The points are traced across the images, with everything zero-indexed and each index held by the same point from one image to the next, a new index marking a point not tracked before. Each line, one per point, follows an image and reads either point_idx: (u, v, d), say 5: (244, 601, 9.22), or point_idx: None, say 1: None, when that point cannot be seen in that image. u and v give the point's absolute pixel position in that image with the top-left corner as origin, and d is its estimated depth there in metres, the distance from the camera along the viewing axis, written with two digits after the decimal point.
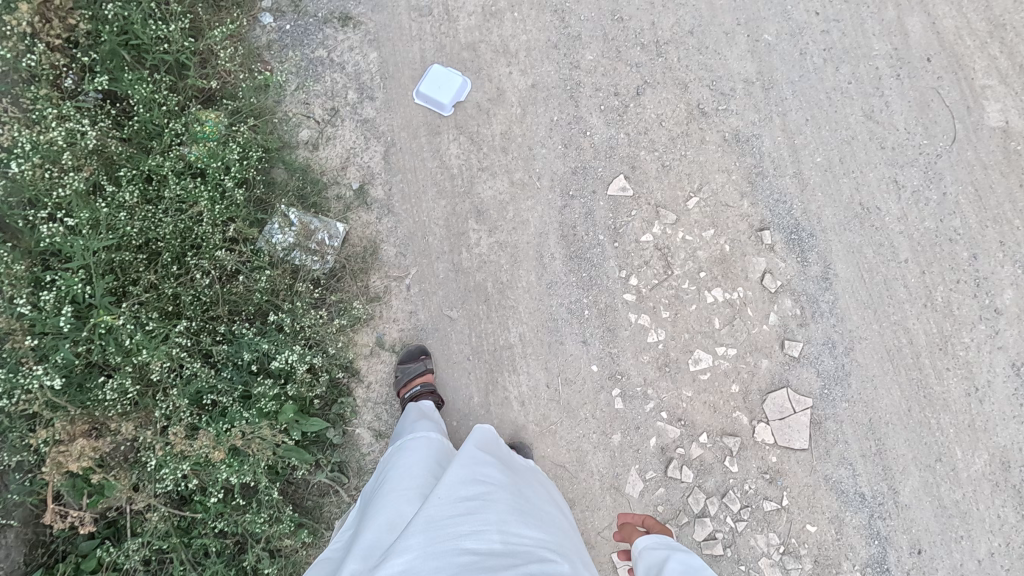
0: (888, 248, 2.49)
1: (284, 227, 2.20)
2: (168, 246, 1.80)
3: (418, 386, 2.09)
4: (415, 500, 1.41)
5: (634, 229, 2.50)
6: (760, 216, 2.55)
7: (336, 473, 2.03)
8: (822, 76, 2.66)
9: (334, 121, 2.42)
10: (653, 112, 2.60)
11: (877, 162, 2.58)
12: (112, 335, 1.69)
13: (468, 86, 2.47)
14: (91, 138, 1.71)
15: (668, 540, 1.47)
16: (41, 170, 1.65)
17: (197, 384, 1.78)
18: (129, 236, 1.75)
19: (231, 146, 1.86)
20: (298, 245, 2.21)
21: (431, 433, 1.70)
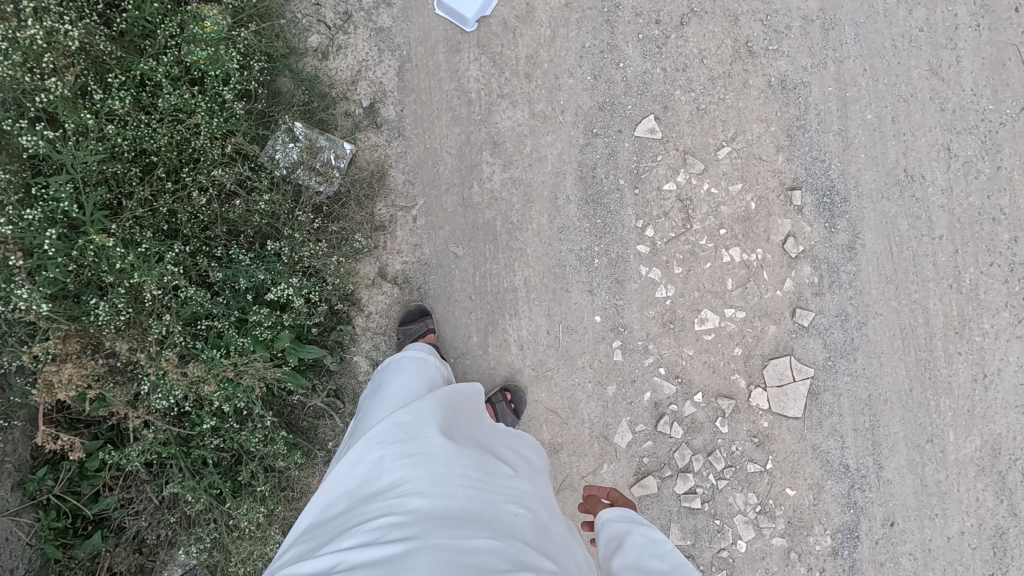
0: (924, 222, 2.34)
1: (286, 143, 2.07)
2: (162, 159, 1.70)
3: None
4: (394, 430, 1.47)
5: (657, 176, 2.36)
6: (794, 173, 2.38)
7: (331, 399, 2.06)
8: (889, 21, 2.38)
9: (346, 27, 2.22)
10: (696, 47, 2.36)
11: (933, 125, 2.36)
12: (103, 252, 1.62)
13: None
14: (76, 36, 1.56)
15: (629, 511, 1.45)
16: (22, 69, 1.52)
17: (191, 308, 1.75)
18: (121, 147, 1.65)
19: (232, 53, 1.73)
20: (303, 162, 2.09)
21: (422, 357, 1.72)
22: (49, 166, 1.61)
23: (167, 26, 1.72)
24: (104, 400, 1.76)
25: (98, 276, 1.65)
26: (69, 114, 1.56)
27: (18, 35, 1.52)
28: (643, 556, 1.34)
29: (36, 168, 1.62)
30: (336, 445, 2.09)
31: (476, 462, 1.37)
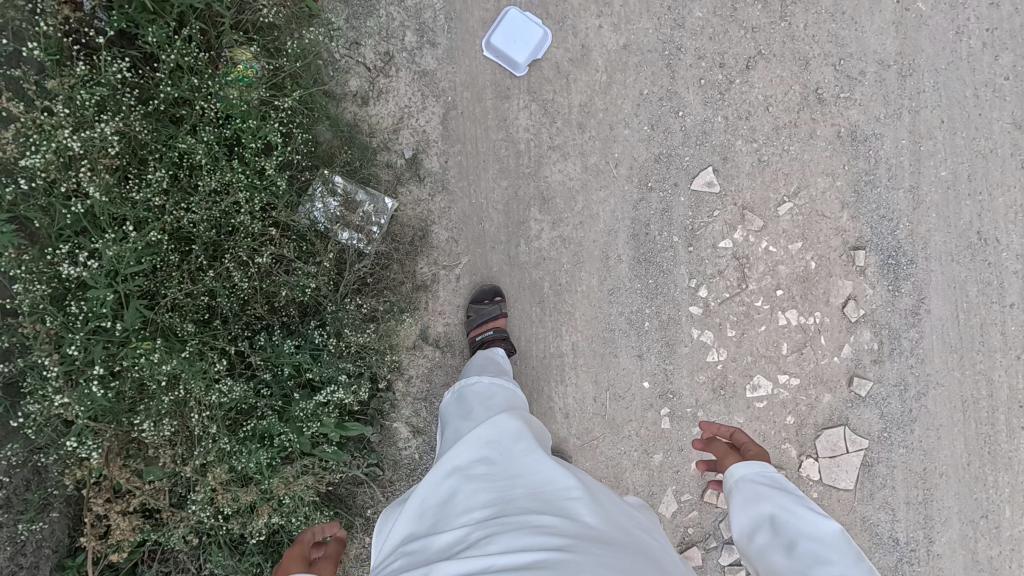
0: (995, 289, 2.21)
1: (325, 198, 1.91)
2: (203, 243, 1.60)
3: (492, 331, 1.99)
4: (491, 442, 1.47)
5: (713, 232, 2.22)
6: (858, 233, 2.24)
7: (372, 469, 1.99)
8: (973, 67, 2.19)
9: (388, 69, 2.06)
10: (761, 93, 2.18)
11: (1013, 184, 2.20)
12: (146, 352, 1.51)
13: (548, 41, 2.06)
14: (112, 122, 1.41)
15: (767, 470, 1.49)
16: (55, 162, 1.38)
17: (235, 401, 1.65)
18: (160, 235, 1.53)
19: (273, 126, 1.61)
20: (341, 218, 1.94)
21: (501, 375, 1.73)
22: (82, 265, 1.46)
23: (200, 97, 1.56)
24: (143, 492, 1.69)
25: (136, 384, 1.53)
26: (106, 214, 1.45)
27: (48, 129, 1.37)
28: (791, 515, 1.35)
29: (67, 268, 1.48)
30: (376, 514, 2.03)
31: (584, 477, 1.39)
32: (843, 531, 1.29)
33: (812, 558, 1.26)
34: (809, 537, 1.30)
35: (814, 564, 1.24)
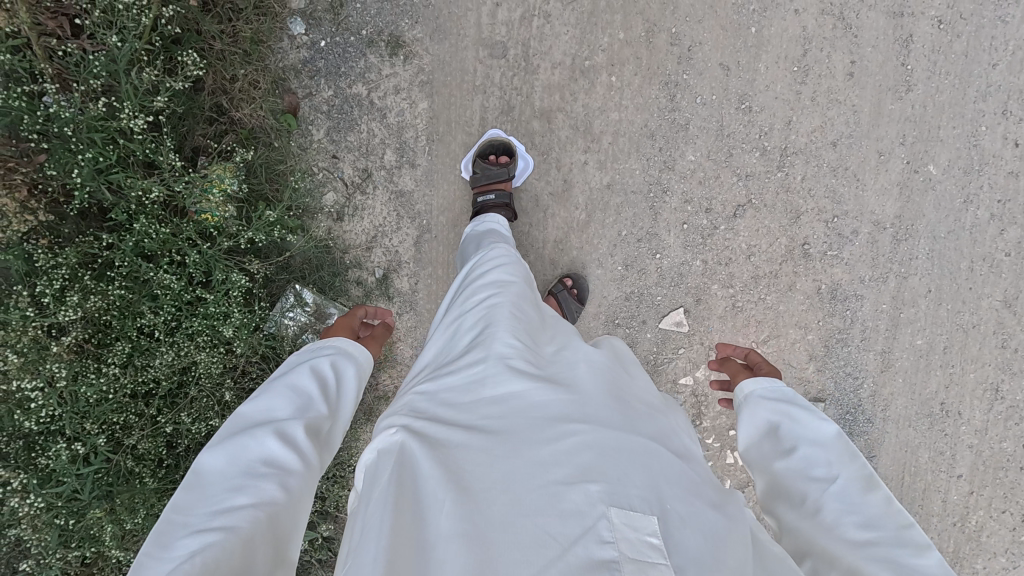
0: (946, 458, 2.23)
1: (296, 308, 1.95)
2: (164, 386, 1.63)
3: (493, 194, 1.91)
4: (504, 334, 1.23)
5: (675, 368, 2.24)
6: (821, 386, 2.23)
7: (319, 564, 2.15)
8: (975, 238, 2.08)
9: (365, 186, 2.03)
10: (745, 242, 2.11)
11: (988, 361, 2.16)
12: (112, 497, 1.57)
13: (530, 169, 2.00)
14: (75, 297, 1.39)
15: (779, 384, 1.20)
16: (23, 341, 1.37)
17: None
18: (123, 387, 1.55)
19: (235, 277, 1.61)
20: (310, 327, 1.97)
21: (501, 261, 1.50)
22: (45, 444, 1.49)
23: (161, 273, 1.54)
24: None
25: (97, 546, 1.59)
26: (68, 400, 1.47)
27: (9, 334, 1.38)
28: (787, 417, 1.11)
29: (28, 445, 1.51)
30: None
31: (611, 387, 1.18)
32: (840, 431, 1.06)
33: (805, 463, 1.03)
34: (808, 447, 1.05)
35: (804, 470, 1.02)
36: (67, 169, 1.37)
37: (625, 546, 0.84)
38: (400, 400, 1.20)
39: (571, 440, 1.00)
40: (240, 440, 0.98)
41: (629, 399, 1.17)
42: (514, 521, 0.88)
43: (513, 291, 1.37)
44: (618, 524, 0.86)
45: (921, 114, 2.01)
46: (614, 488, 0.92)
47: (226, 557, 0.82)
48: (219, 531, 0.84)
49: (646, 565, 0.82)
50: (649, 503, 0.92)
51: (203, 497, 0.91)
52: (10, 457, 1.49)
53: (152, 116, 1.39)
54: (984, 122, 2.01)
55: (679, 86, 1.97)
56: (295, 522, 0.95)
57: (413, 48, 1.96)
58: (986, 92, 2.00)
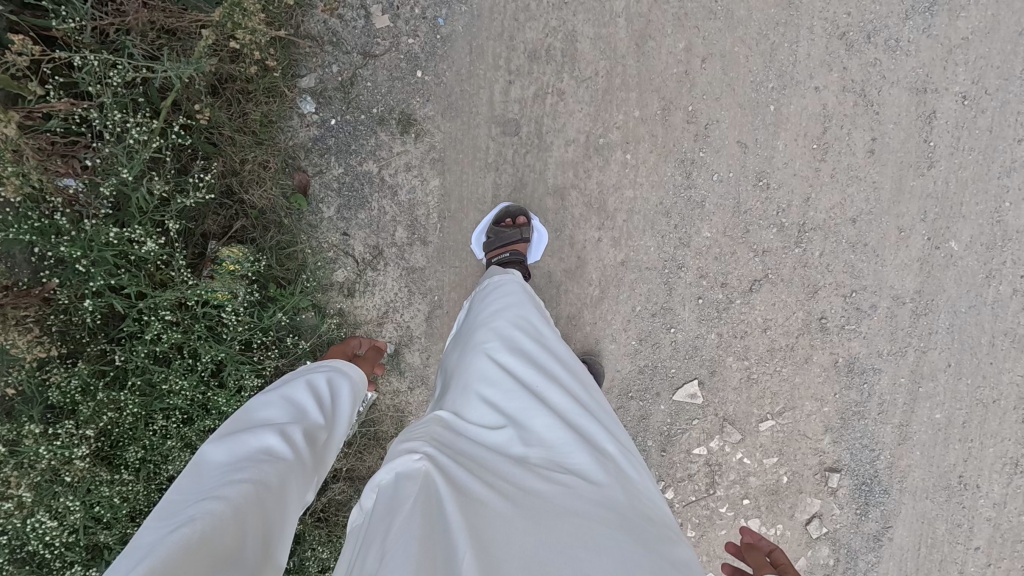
0: (963, 530, 2.21)
1: None
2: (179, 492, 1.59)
3: (509, 253, 1.84)
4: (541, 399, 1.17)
5: (689, 439, 2.22)
6: (837, 456, 2.21)
7: None
8: (996, 313, 2.05)
9: (376, 263, 2.01)
10: (761, 315, 2.08)
11: (1007, 435, 2.13)
12: None
13: (546, 237, 1.96)
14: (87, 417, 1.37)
15: None
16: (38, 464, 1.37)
17: None
18: (137, 499, 1.51)
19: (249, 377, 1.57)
20: None
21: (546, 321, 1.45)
22: (61, 564, 1.46)
23: (174, 380, 1.52)
24: None
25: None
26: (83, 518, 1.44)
27: (22, 459, 1.35)
28: None
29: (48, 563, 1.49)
30: None
31: (639, 490, 1.09)
32: None
33: None
34: None
35: None
36: (80, 291, 1.40)
37: None
38: (416, 428, 1.13)
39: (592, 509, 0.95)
40: (242, 435, 1.03)
41: (656, 509, 1.08)
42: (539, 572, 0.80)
43: (554, 357, 1.32)
44: None
45: (943, 190, 1.96)
46: (632, 564, 0.86)
47: (222, 522, 0.85)
48: (218, 499, 0.88)
49: None
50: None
51: (203, 476, 0.95)
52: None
53: (163, 234, 1.40)
54: (1008, 198, 1.97)
55: (696, 163, 1.93)
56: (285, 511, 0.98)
57: (424, 126, 1.93)
58: (1010, 167, 1.96)
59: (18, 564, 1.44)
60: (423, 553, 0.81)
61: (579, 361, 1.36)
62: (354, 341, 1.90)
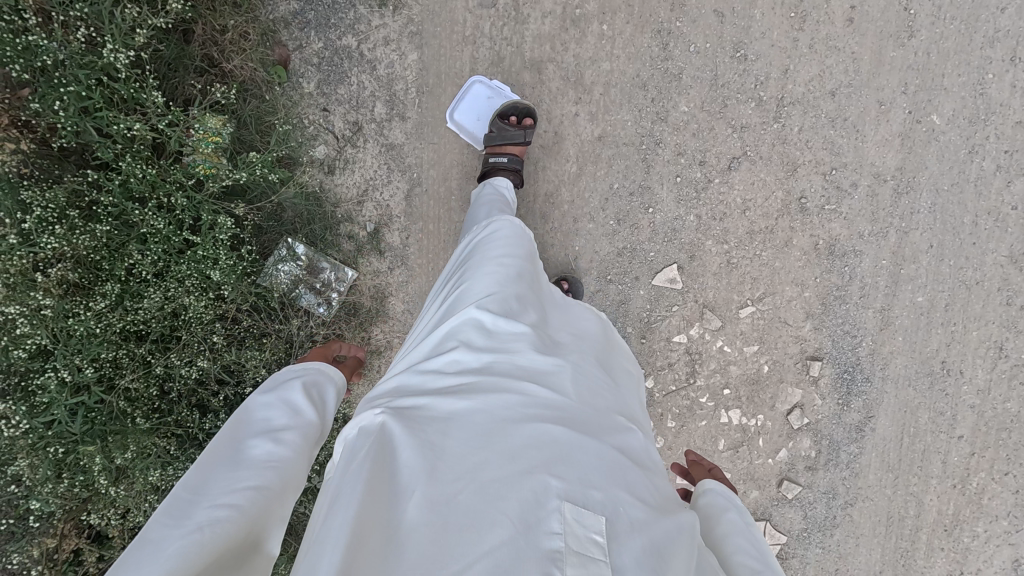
0: (946, 419, 2.19)
1: (288, 260, 1.93)
2: (153, 327, 1.66)
3: (506, 158, 1.90)
4: (503, 344, 1.11)
5: (669, 326, 2.18)
6: (818, 344, 2.19)
7: (303, 524, 2.08)
8: (979, 191, 2.03)
9: (356, 140, 2.02)
10: (740, 196, 2.07)
11: (992, 319, 2.11)
12: (104, 432, 1.60)
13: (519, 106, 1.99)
14: (61, 230, 1.42)
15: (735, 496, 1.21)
16: (16, 274, 1.42)
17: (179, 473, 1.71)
18: (112, 327, 1.58)
19: (223, 220, 1.63)
20: (303, 281, 1.97)
21: (512, 245, 1.36)
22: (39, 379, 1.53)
23: (148, 215, 1.57)
24: (81, 552, 1.68)
25: (88, 479, 1.61)
26: (59, 337, 1.51)
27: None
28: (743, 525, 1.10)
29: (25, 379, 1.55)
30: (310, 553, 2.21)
31: (598, 413, 1.08)
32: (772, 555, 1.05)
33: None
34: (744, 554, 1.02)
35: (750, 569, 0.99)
36: (51, 106, 1.40)
37: (572, 539, 0.80)
38: (387, 378, 1.12)
39: (538, 434, 0.94)
40: (245, 440, 0.96)
41: (615, 426, 1.07)
42: (478, 503, 0.82)
43: (520, 290, 1.24)
44: (569, 519, 0.82)
45: (924, 62, 1.95)
46: (578, 491, 0.87)
47: (224, 535, 0.81)
48: (216, 505, 0.83)
49: (586, 560, 0.78)
50: (603, 503, 0.87)
51: (210, 481, 0.88)
52: (6, 390, 1.53)
53: (134, 53, 1.41)
54: (991, 70, 1.95)
55: (672, 34, 1.95)
56: (289, 498, 0.94)
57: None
58: (994, 37, 1.93)
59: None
60: (374, 514, 0.82)
61: (535, 284, 1.32)
62: (335, 346, 1.76)
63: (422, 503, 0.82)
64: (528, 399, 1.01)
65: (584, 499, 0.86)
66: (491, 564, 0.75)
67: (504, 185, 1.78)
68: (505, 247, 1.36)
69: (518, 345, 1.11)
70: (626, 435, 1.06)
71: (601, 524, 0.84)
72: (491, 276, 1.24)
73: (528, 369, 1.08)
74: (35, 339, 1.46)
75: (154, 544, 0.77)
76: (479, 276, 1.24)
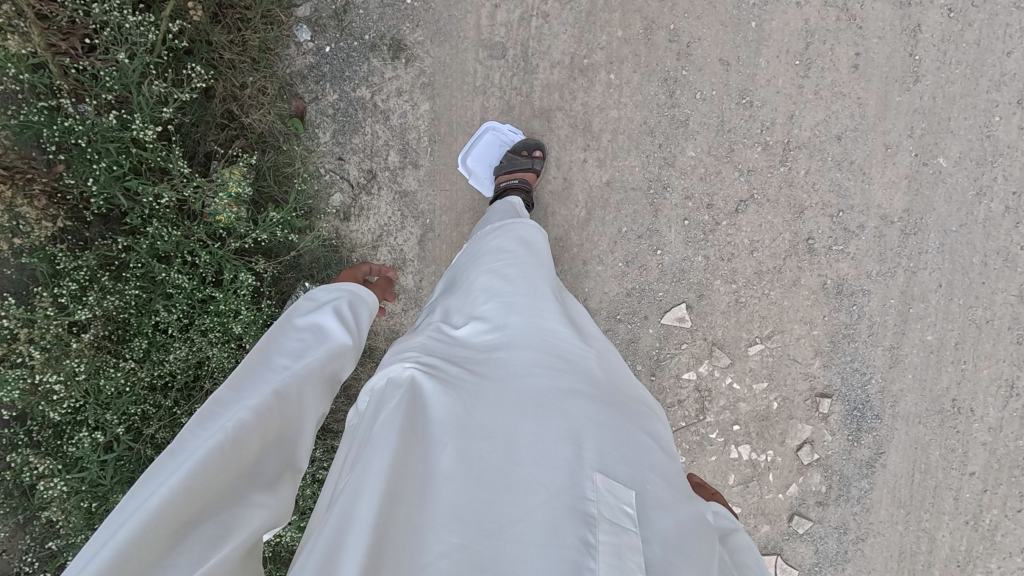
0: (958, 456, 2.19)
1: None
2: (178, 379, 1.71)
3: (517, 180, 1.92)
4: (531, 321, 1.12)
5: (678, 364, 2.21)
6: (827, 381, 2.20)
7: None
8: (988, 231, 2.03)
9: (370, 187, 2.07)
10: (748, 238, 2.10)
11: (1002, 357, 2.11)
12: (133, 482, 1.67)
13: None
14: (92, 294, 1.48)
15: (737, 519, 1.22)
16: (52, 336, 1.50)
17: None
18: (139, 380, 1.64)
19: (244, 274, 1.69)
20: None
21: (535, 240, 1.39)
22: (72, 433, 1.61)
23: (173, 273, 1.64)
24: None
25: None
26: (91, 393, 1.57)
27: (32, 333, 1.47)
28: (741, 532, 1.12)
29: (59, 433, 1.62)
30: None
31: (622, 396, 1.09)
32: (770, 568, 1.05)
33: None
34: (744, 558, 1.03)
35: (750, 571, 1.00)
36: (84, 178, 1.48)
37: (606, 509, 0.79)
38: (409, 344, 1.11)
39: (573, 406, 0.94)
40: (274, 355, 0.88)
41: (636, 410, 1.09)
42: (511, 468, 0.82)
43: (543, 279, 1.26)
44: (603, 490, 0.81)
45: (930, 106, 1.97)
46: (609, 463, 0.87)
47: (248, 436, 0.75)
48: (241, 407, 0.76)
49: (621, 528, 0.77)
50: (632, 479, 0.87)
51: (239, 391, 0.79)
52: (41, 442, 1.61)
53: (161, 126, 1.49)
54: (998, 112, 1.96)
55: (678, 81, 1.99)
56: (316, 413, 0.89)
57: (414, 51, 2.01)
58: (1001, 81, 1.94)
59: (31, 428, 1.58)
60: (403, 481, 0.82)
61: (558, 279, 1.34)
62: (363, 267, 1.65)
63: (454, 466, 0.82)
64: (560, 372, 1.00)
65: (615, 472, 0.86)
66: (527, 526, 0.74)
67: (517, 203, 1.74)
68: (532, 243, 1.37)
69: (547, 325, 1.12)
70: (650, 423, 1.09)
71: (632, 498, 0.84)
72: (518, 265, 1.27)
73: (559, 346, 1.08)
74: (68, 397, 1.53)
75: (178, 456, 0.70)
76: (508, 264, 1.26)
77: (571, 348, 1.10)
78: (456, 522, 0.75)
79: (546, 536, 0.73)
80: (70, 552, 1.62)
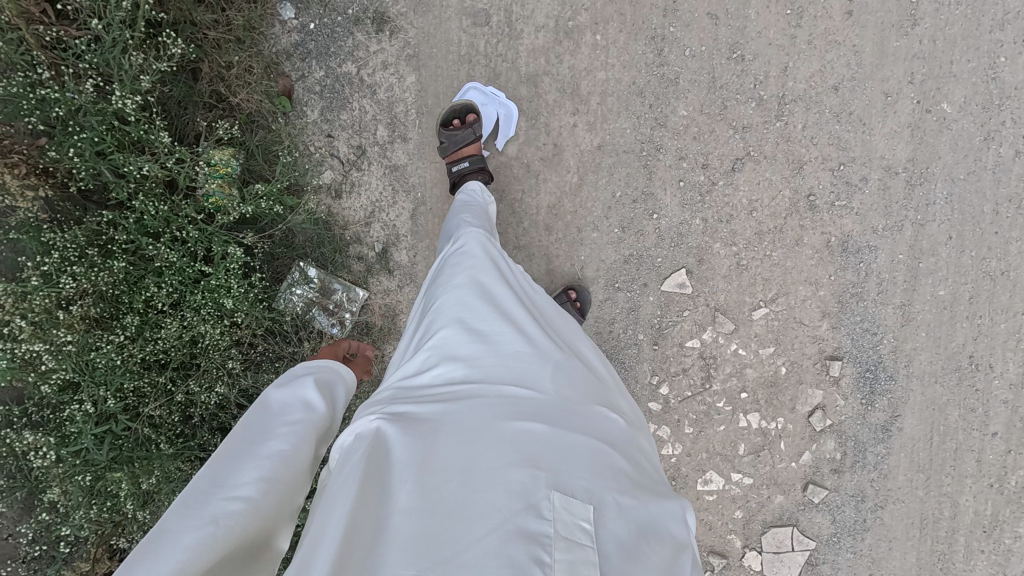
0: (978, 416, 2.11)
1: (302, 286, 1.99)
2: (172, 357, 1.72)
3: (467, 161, 1.92)
4: (493, 343, 1.11)
5: (680, 331, 2.15)
6: (837, 344, 2.13)
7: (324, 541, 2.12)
8: (999, 178, 1.96)
9: (360, 163, 2.06)
10: (746, 197, 2.04)
11: (1019, 309, 2.03)
12: (129, 459, 1.68)
13: (514, 115, 2.01)
14: (79, 268, 1.50)
15: None
16: (44, 311, 1.52)
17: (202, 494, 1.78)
18: (132, 357, 1.65)
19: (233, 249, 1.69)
20: (317, 303, 2.04)
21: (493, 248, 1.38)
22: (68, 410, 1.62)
23: (163, 249, 1.64)
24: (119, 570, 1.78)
25: (117, 503, 1.68)
26: (84, 370, 1.58)
27: (23, 308, 1.49)
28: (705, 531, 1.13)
29: (56, 411, 1.64)
30: None
31: (584, 405, 1.09)
32: None
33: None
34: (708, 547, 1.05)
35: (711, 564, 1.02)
36: (68, 152, 1.50)
37: (560, 527, 0.81)
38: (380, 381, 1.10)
39: (527, 429, 0.94)
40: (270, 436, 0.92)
41: (599, 418, 1.09)
42: (468, 497, 0.82)
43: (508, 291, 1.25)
44: (557, 508, 0.83)
45: (930, 50, 1.90)
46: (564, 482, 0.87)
47: (229, 538, 0.77)
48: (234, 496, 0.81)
49: (574, 545, 0.79)
50: (589, 492, 0.88)
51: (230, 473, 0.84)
52: (39, 419, 1.63)
53: (141, 97, 1.50)
54: (1002, 53, 1.89)
55: (667, 39, 1.95)
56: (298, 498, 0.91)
57: (398, 23, 2.00)
58: (1003, 20, 1.87)
59: (29, 406, 1.61)
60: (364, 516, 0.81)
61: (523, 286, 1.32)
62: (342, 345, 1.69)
63: (412, 499, 0.82)
64: (514, 396, 1.02)
65: (571, 489, 0.87)
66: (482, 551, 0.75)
67: (478, 189, 1.79)
68: (488, 251, 1.37)
69: (508, 343, 1.12)
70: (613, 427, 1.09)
71: (586, 511, 0.85)
72: (479, 277, 1.26)
73: (518, 365, 1.08)
74: (61, 373, 1.54)
75: (173, 538, 0.74)
76: (469, 278, 1.26)
77: (530, 363, 1.10)
78: (412, 551, 0.75)
79: (500, 556, 0.74)
80: (65, 525, 1.63)
